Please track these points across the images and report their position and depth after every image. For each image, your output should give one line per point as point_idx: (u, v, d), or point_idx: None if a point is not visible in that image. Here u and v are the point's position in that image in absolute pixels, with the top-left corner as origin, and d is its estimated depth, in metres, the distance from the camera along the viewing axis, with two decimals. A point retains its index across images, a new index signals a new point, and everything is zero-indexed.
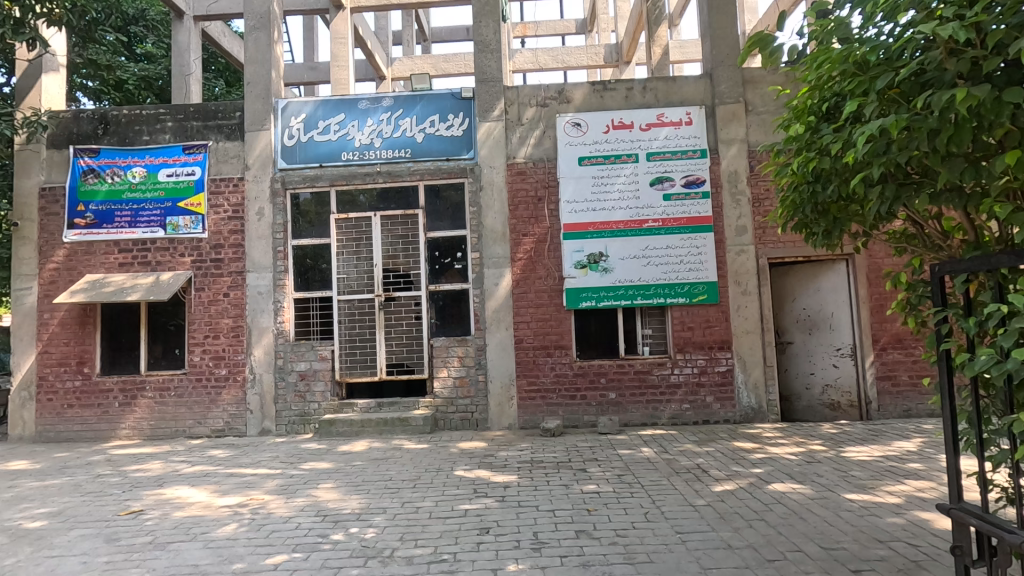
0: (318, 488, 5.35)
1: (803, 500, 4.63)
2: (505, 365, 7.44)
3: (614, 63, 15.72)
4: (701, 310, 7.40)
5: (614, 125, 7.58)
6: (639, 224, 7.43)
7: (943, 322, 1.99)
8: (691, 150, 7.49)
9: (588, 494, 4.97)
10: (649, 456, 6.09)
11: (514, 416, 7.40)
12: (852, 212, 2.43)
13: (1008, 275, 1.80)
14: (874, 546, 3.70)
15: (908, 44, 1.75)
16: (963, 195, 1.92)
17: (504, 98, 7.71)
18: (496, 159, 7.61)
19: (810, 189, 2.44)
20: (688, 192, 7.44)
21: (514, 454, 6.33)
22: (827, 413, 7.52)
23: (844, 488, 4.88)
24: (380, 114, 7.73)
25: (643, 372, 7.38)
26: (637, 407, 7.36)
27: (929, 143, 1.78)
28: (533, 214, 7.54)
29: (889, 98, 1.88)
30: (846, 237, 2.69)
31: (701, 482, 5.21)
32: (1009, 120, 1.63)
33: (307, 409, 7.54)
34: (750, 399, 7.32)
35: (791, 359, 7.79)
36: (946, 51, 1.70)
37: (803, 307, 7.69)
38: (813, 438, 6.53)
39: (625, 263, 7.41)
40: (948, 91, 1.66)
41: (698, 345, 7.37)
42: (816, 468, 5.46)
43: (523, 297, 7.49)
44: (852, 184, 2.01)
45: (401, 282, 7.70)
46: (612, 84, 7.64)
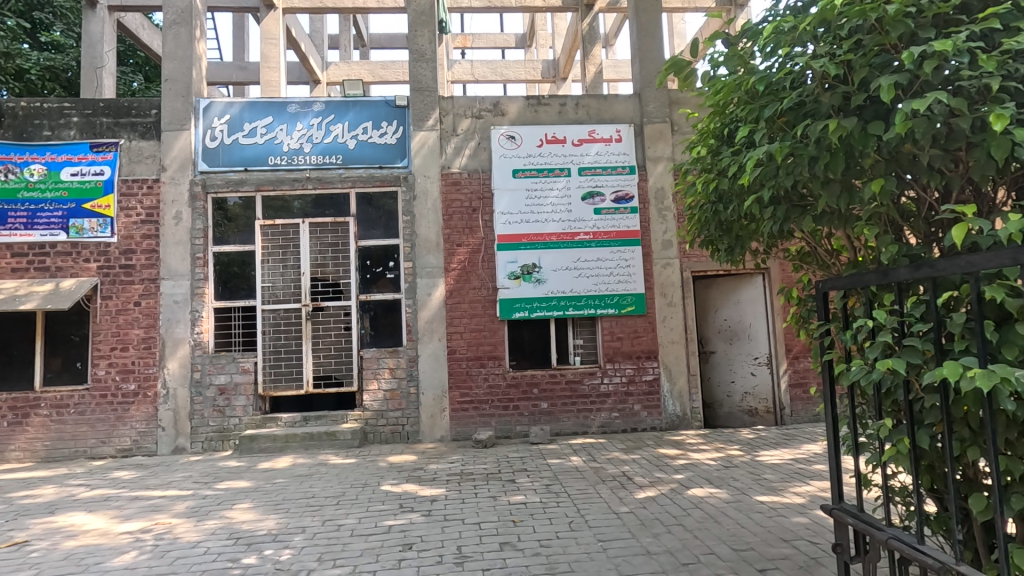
0: (233, 509, 5.06)
1: (719, 504, 4.84)
2: (438, 376, 7.34)
3: (551, 78, 16.08)
4: (630, 321, 7.62)
5: (547, 139, 7.72)
6: (571, 237, 7.58)
7: (825, 335, 2.16)
8: (621, 167, 7.75)
9: (515, 505, 4.98)
10: (577, 465, 6.18)
11: (446, 428, 7.32)
12: (751, 231, 2.59)
13: (877, 293, 1.97)
14: (779, 546, 3.92)
15: (789, 77, 1.89)
16: (843, 218, 2.07)
17: (439, 108, 7.69)
18: (430, 168, 7.56)
19: (713, 208, 2.59)
20: (617, 207, 7.68)
21: (443, 467, 6.25)
22: (746, 419, 7.91)
23: (756, 491, 5.14)
24: (310, 118, 7.51)
25: (574, 381, 7.51)
26: (568, 416, 7.46)
27: (809, 169, 1.93)
28: (467, 224, 7.55)
29: (775, 126, 2.02)
30: (750, 254, 2.86)
31: (625, 489, 5.33)
32: (875, 151, 1.78)
33: (226, 425, 7.14)
34: (675, 406, 7.59)
35: (713, 368, 8.17)
36: (822, 85, 1.84)
37: (724, 319, 8.10)
38: (732, 443, 6.85)
39: (557, 275, 7.53)
40: (822, 121, 1.80)
41: (627, 355, 7.59)
42: (732, 472, 5.73)
43: (456, 307, 7.44)
44: (746, 205, 2.15)
45: (330, 291, 7.47)
46: (546, 99, 7.80)
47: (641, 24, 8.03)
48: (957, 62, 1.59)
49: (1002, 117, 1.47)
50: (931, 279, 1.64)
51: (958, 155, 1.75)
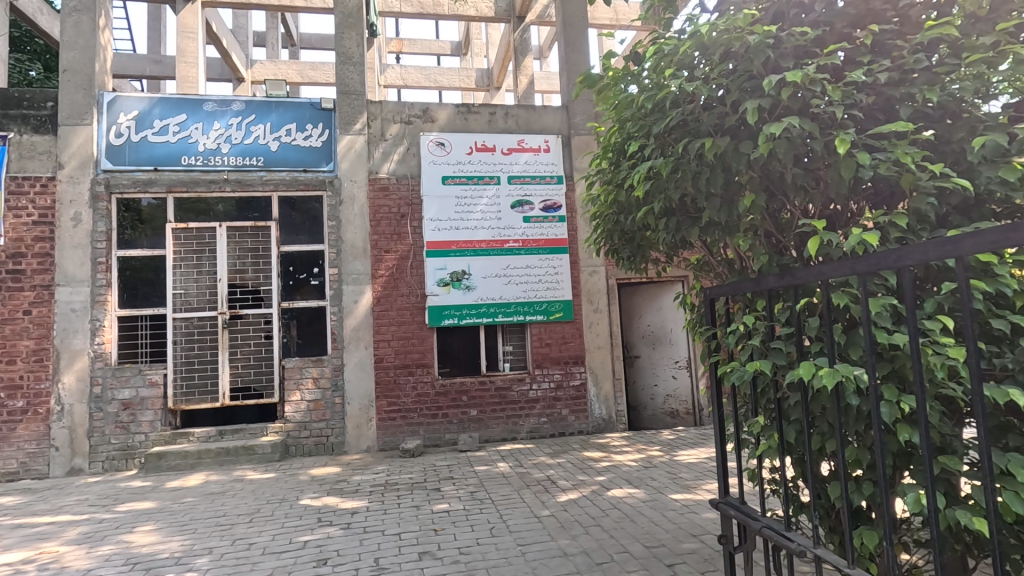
0: (132, 533, 4.70)
1: (636, 503, 5.00)
2: (364, 385, 7.18)
3: (485, 87, 16.17)
4: (557, 327, 7.77)
5: (477, 147, 7.76)
6: (500, 244, 7.64)
7: (712, 338, 2.31)
8: (549, 176, 7.92)
9: (438, 513, 4.94)
10: (504, 471, 6.21)
11: (372, 438, 7.15)
12: (650, 242, 2.74)
13: (752, 300, 2.14)
14: (688, 541, 4.11)
15: (673, 96, 2.02)
16: (725, 229, 2.23)
17: (367, 112, 7.56)
18: (357, 173, 7.41)
19: (616, 218, 2.73)
20: (546, 215, 7.83)
21: (368, 478, 6.09)
22: (668, 420, 8.24)
23: (671, 489, 5.36)
24: (228, 118, 7.17)
25: (503, 388, 7.56)
26: (496, 423, 7.50)
27: (693, 183, 2.06)
28: (395, 230, 7.45)
29: (664, 141, 2.15)
30: (652, 263, 3.01)
31: (548, 493, 5.42)
32: (748, 168, 1.93)
33: (130, 443, 6.64)
34: (601, 409, 7.79)
35: (638, 372, 8.46)
36: (700, 106, 1.98)
37: (647, 324, 8.42)
38: (653, 444, 7.12)
39: (487, 282, 7.56)
40: (701, 140, 1.94)
41: (554, 360, 7.73)
42: (651, 473, 5.94)
43: (383, 314, 7.31)
44: (640, 216, 2.27)
45: (249, 298, 7.14)
46: (476, 107, 7.85)
47: (568, 38, 8.25)
48: (811, 90, 1.76)
49: (846, 141, 1.65)
50: (793, 287, 1.81)
51: (817, 173, 1.94)
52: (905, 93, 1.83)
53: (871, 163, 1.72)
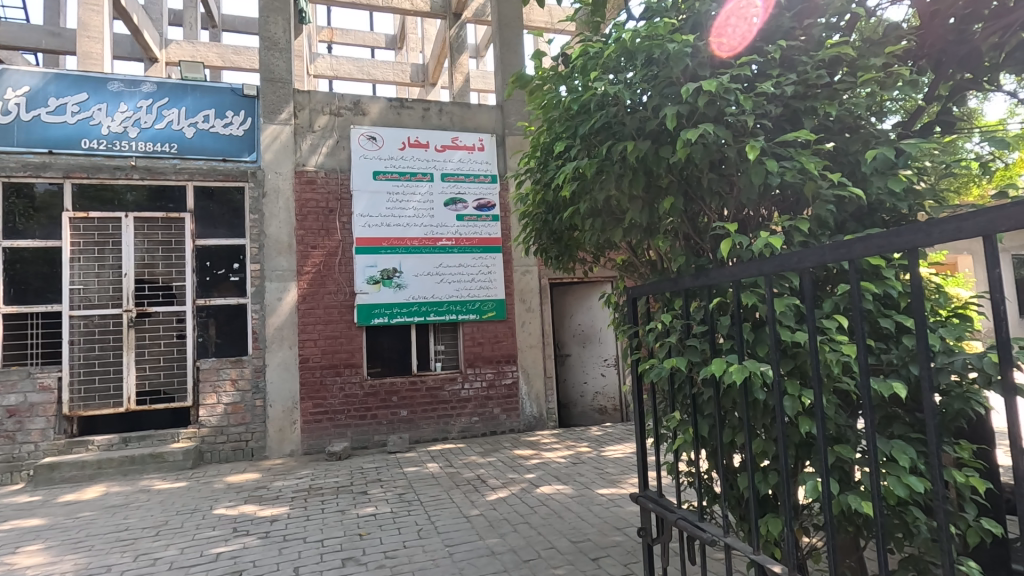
0: (16, 553, 4.24)
1: (564, 499, 5.09)
2: (287, 387, 6.86)
3: (420, 83, 15.91)
4: (490, 326, 7.77)
5: (410, 142, 7.60)
6: (433, 242, 7.54)
7: (634, 337, 2.39)
8: (483, 175, 7.90)
9: (364, 517, 4.79)
10: (434, 472, 6.13)
11: (296, 442, 6.86)
12: (576, 242, 2.79)
13: (671, 299, 2.22)
14: (613, 534, 4.22)
15: (598, 99, 2.06)
16: (646, 231, 2.30)
17: (294, 102, 7.22)
18: (282, 164, 7.08)
19: (545, 218, 2.76)
20: (479, 214, 7.81)
21: (290, 483, 5.82)
22: (597, 417, 8.44)
23: (598, 484, 5.49)
24: (137, 100, 6.63)
25: (434, 388, 7.46)
26: (427, 423, 7.40)
27: (616, 185, 2.12)
28: (323, 226, 7.16)
29: (589, 142, 2.18)
30: (580, 263, 3.07)
31: (478, 492, 5.40)
32: (667, 172, 2.00)
33: (17, 454, 6.03)
34: (532, 407, 7.88)
35: (568, 370, 8.60)
36: (621, 110, 2.03)
37: (578, 323, 8.58)
38: (581, 441, 7.26)
39: (419, 280, 7.43)
40: (623, 143, 1.99)
41: (487, 359, 7.72)
42: (579, 468, 6.06)
43: (309, 313, 7.02)
44: (566, 216, 2.31)
45: (159, 295, 6.63)
46: (410, 102, 7.68)
47: (503, 37, 8.26)
48: (725, 99, 1.84)
49: (756, 148, 1.75)
50: (707, 287, 1.89)
51: (731, 179, 2.04)
52: (809, 107, 1.96)
53: (778, 171, 1.83)
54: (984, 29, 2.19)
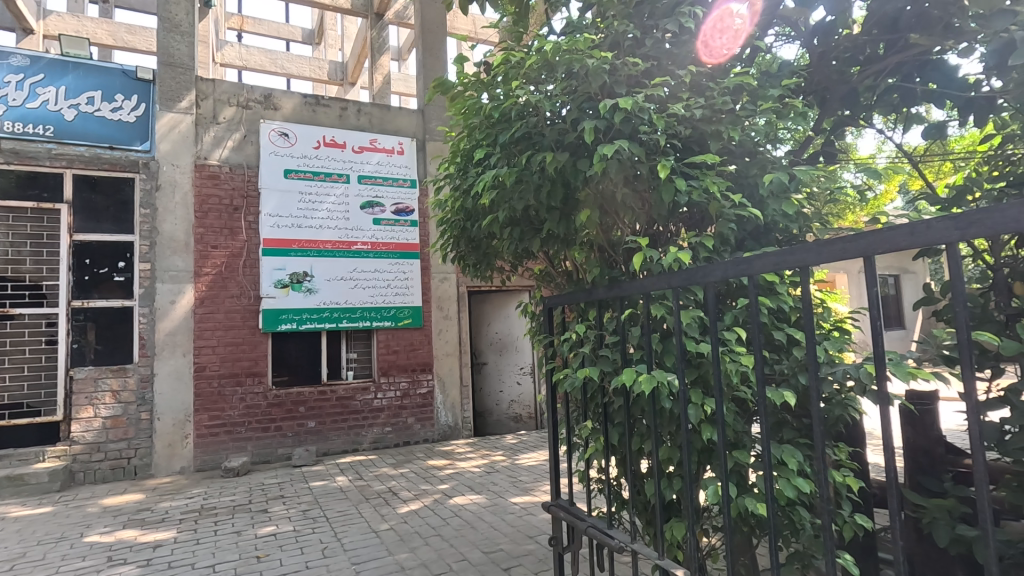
0: None
1: (477, 509, 5.03)
2: (179, 398, 6.30)
3: (338, 81, 15.38)
4: (405, 334, 7.58)
5: (325, 141, 7.28)
6: (347, 246, 7.26)
7: (549, 346, 2.41)
8: (402, 179, 7.73)
9: (263, 538, 4.47)
10: (342, 485, 5.85)
11: (188, 458, 6.30)
12: (494, 251, 2.79)
13: (585, 309, 2.27)
14: (525, 542, 4.23)
15: (517, 108, 2.06)
16: (562, 242, 2.33)
17: (196, 90, 6.69)
18: (181, 157, 6.53)
19: (462, 225, 2.73)
20: (397, 219, 7.63)
21: (179, 503, 5.32)
22: (512, 425, 8.48)
23: (511, 493, 5.49)
24: (5, 73, 5.84)
25: (345, 398, 7.16)
26: (337, 434, 7.08)
27: (534, 195, 2.13)
28: (226, 224, 6.68)
29: (509, 151, 2.19)
30: (497, 272, 3.06)
31: (389, 505, 5.22)
32: (584, 185, 2.03)
33: None
34: (448, 417, 7.77)
35: (484, 378, 8.61)
36: (541, 120, 2.05)
37: (495, 331, 8.60)
38: (496, 449, 7.25)
39: (331, 285, 7.11)
40: (542, 154, 2.01)
41: (402, 368, 7.52)
42: (493, 477, 6.04)
43: (208, 317, 6.50)
44: (484, 224, 2.30)
45: (26, 295, 5.85)
46: (326, 100, 7.36)
47: (425, 41, 8.17)
48: (639, 117, 1.91)
49: (667, 167, 1.82)
50: (619, 298, 1.94)
51: (644, 195, 2.12)
52: (715, 131, 2.08)
53: (687, 189, 1.92)
54: (860, 72, 2.44)
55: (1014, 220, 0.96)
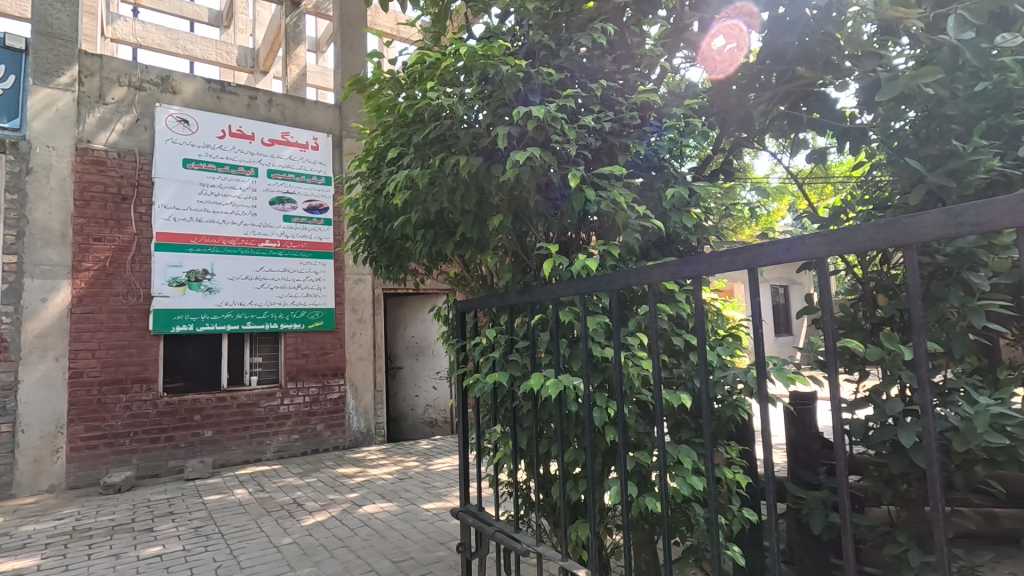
0: None
1: (387, 518, 4.90)
2: (50, 407, 5.61)
3: (248, 68, 14.47)
4: (316, 337, 7.25)
5: (230, 131, 6.81)
6: (253, 243, 6.82)
7: (461, 350, 2.39)
8: (315, 176, 7.41)
9: (146, 560, 4.07)
10: (241, 499, 5.48)
11: (58, 475, 5.63)
12: (407, 253, 2.73)
13: (498, 313, 2.27)
14: (436, 549, 4.16)
15: (431, 110, 2.04)
16: (475, 246, 2.33)
17: (79, 65, 6.03)
18: (58, 138, 5.85)
19: (375, 226, 2.65)
20: (309, 216, 7.29)
21: (45, 526, 4.73)
22: (427, 430, 8.36)
23: (424, 499, 5.40)
24: None
25: (248, 405, 6.72)
26: (237, 444, 6.63)
27: (448, 199, 2.12)
28: (112, 215, 6.06)
29: (423, 152, 2.17)
30: (411, 275, 3.00)
31: (293, 517, 4.95)
32: (498, 191, 2.04)
33: None
34: (359, 423, 7.52)
35: (400, 383, 8.48)
36: (456, 123, 2.04)
37: (411, 335, 8.44)
38: (410, 455, 7.11)
39: (234, 284, 6.65)
40: (456, 157, 2.00)
41: (311, 373, 7.18)
42: (405, 484, 5.91)
43: (87, 317, 5.86)
44: (397, 226, 2.25)
45: None
46: (233, 87, 6.89)
47: (345, 35, 7.90)
48: (551, 126, 1.94)
49: (576, 177, 1.87)
50: (529, 304, 1.96)
51: (556, 204, 2.16)
52: (622, 144, 2.17)
53: (595, 199, 1.98)
54: (756, 97, 2.63)
55: (872, 239, 1.07)
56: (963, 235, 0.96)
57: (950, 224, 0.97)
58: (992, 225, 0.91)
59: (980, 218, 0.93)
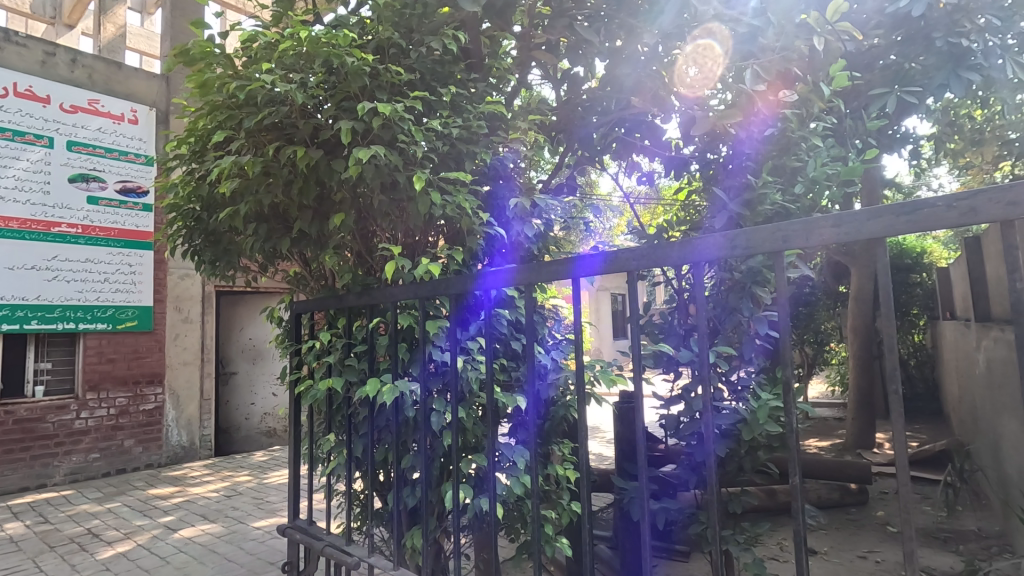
0: None
1: (208, 541, 4.38)
2: None
3: (47, 18, 12.07)
4: (127, 339, 6.27)
5: (17, 91, 5.63)
6: (45, 226, 5.71)
7: (295, 355, 2.24)
8: (132, 153, 6.43)
9: None
10: (14, 534, 4.52)
11: None
12: (237, 247, 2.48)
13: (337, 317, 2.17)
14: (266, 570, 3.84)
15: (267, 94, 1.88)
16: (314, 243, 2.20)
17: None
18: None
19: (198, 215, 2.37)
20: (123, 200, 6.30)
21: None
22: (263, 440, 7.73)
23: (254, 517, 4.94)
24: None
25: (30, 420, 5.59)
26: (12, 468, 5.48)
27: (284, 191, 1.97)
28: None
29: (256, 139, 1.99)
30: (241, 273, 2.73)
31: (86, 551, 4.21)
32: (340, 187, 1.96)
33: None
34: (180, 436, 6.66)
35: (231, 390, 7.63)
36: (296, 112, 1.92)
37: (248, 337, 7.71)
38: (240, 469, 6.46)
39: (15, 274, 5.50)
40: (292, 147, 1.87)
41: (119, 381, 6.20)
42: (233, 502, 5.35)
43: None
44: (222, 216, 2.03)
45: None
46: (22, 37, 5.68)
47: None
48: (397, 126, 1.91)
49: (422, 179, 1.86)
50: (369, 306, 1.90)
51: (402, 204, 2.12)
52: (470, 151, 2.20)
53: (441, 203, 1.98)
54: (598, 121, 2.88)
55: (670, 256, 1.22)
56: (738, 255, 1.13)
57: (729, 246, 1.13)
58: (757, 248, 1.09)
59: (749, 241, 1.10)
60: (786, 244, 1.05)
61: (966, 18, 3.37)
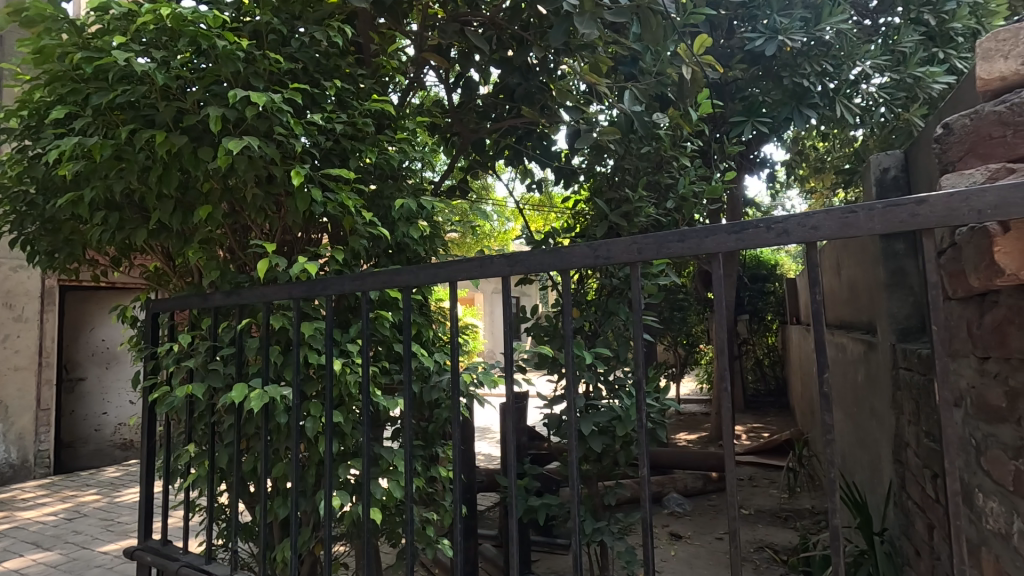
0: None
1: (42, 572, 3.82)
2: None
3: None
4: None
5: None
6: None
7: (150, 359, 2.03)
8: None
9: None
10: None
11: None
12: (82, 237, 2.20)
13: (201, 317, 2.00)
14: None
15: (120, 69, 1.70)
16: (176, 237, 2.02)
17: None
18: None
19: (31, 199, 2.07)
20: None
21: None
22: (117, 454, 6.91)
23: (102, 540, 4.39)
24: None
25: None
26: None
27: (139, 178, 1.79)
28: None
29: (106, 118, 1.79)
30: (87, 267, 2.42)
31: None
32: (207, 177, 1.82)
33: None
34: (9, 453, 5.75)
35: (78, 399, 6.75)
36: (157, 93, 1.76)
37: (101, 339, 6.84)
38: (87, 488, 5.71)
39: None
40: (150, 130, 1.70)
41: None
42: (76, 525, 4.71)
43: None
44: (62, 202, 1.80)
45: None
46: None
47: None
48: (274, 117, 1.82)
49: (300, 174, 1.78)
50: (237, 306, 1.78)
51: (279, 200, 2.01)
52: (354, 149, 2.14)
53: (321, 201, 1.91)
54: (490, 127, 2.92)
55: (541, 263, 1.27)
56: (600, 264, 1.22)
57: (592, 256, 1.22)
58: (617, 258, 1.18)
59: (609, 252, 1.19)
60: (640, 254, 1.16)
61: (807, 62, 3.84)
